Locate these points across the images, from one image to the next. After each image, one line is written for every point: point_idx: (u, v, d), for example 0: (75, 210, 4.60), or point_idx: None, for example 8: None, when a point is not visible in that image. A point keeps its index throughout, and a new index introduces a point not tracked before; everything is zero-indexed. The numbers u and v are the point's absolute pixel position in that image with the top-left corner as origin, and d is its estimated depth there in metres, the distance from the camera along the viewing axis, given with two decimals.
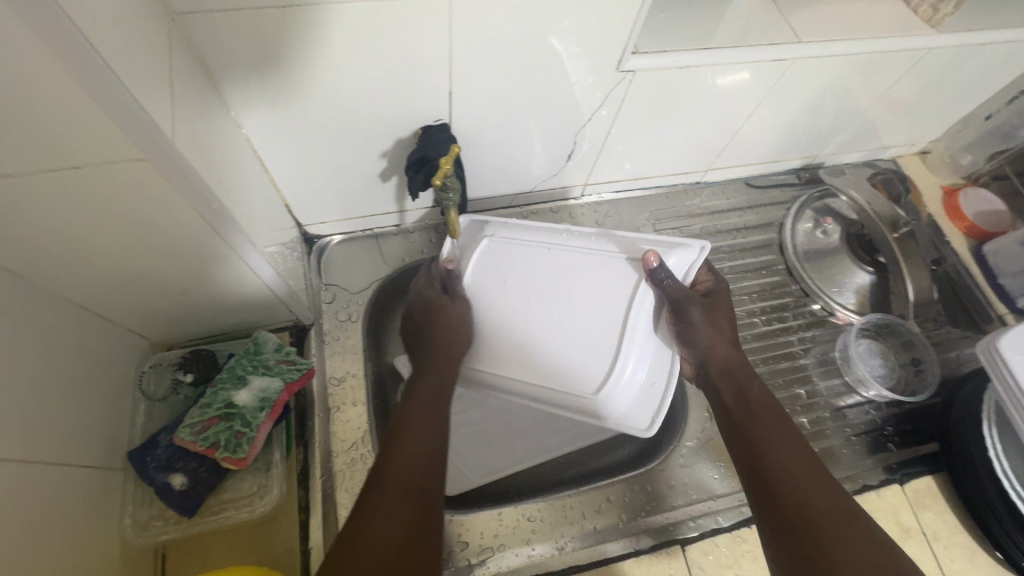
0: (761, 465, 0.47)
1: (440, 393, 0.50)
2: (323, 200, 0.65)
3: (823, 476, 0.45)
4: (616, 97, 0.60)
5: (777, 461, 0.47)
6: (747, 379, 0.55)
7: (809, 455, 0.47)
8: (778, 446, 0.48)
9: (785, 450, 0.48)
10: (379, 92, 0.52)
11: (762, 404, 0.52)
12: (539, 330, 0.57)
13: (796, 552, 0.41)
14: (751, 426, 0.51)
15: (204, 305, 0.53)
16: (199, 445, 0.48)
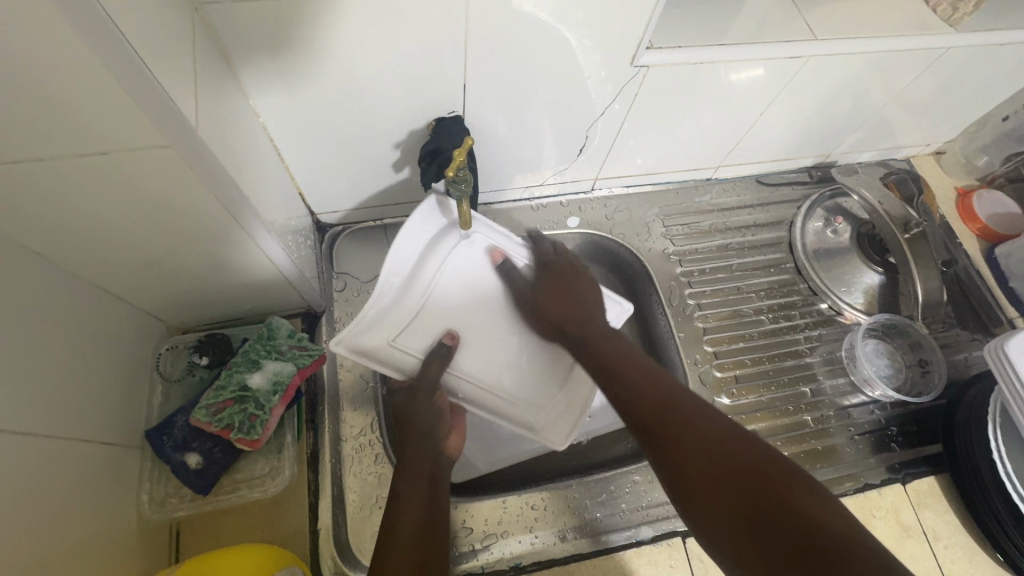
0: (621, 397, 0.50)
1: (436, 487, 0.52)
2: (336, 189, 0.65)
3: (697, 404, 0.46)
4: (628, 92, 0.60)
5: (654, 384, 0.49)
6: (609, 334, 0.58)
7: (648, 380, 0.50)
8: (633, 376, 0.51)
9: (647, 381, 0.50)
10: (394, 83, 0.52)
11: (593, 354, 0.56)
12: (475, 345, 0.64)
13: (670, 466, 0.43)
14: (609, 367, 0.53)
15: (219, 290, 0.54)
16: (214, 426, 0.49)
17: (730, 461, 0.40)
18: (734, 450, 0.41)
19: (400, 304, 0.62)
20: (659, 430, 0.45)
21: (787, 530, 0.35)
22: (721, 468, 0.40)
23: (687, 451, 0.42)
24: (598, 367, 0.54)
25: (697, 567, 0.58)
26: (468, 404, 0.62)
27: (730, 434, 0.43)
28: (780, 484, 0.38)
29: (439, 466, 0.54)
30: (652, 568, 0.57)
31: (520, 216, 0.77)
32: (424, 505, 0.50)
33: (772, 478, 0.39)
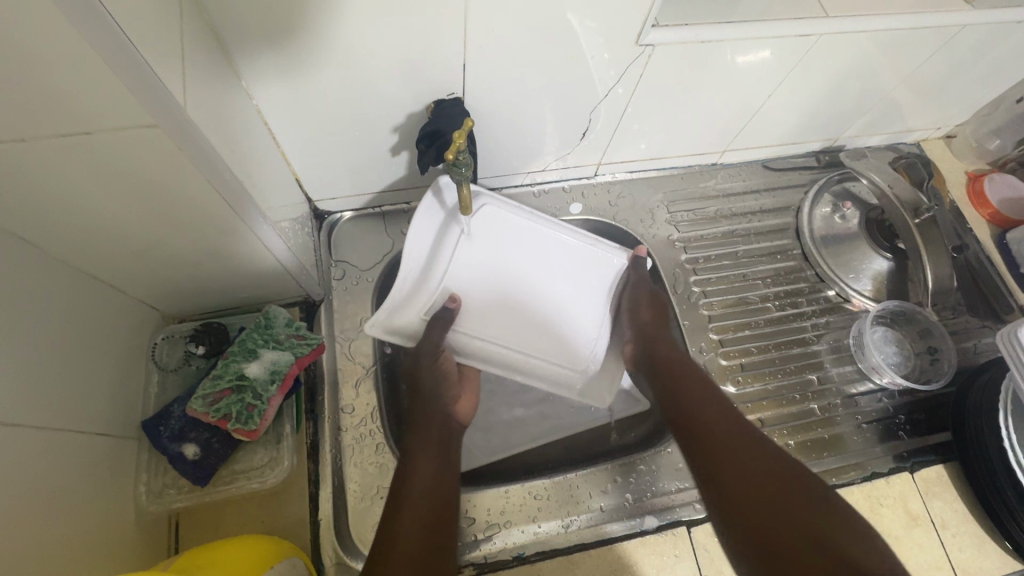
0: (701, 444, 0.52)
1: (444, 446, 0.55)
2: (334, 175, 0.64)
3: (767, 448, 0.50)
4: (634, 73, 0.59)
5: (737, 439, 0.51)
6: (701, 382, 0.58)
7: (731, 432, 0.52)
8: (704, 403, 0.55)
9: (708, 398, 0.56)
10: (391, 64, 0.51)
11: (676, 401, 0.56)
12: (500, 311, 0.63)
13: (739, 520, 0.46)
14: (688, 415, 0.55)
15: (215, 278, 0.53)
16: (211, 417, 0.48)
17: (810, 531, 0.43)
18: (814, 520, 0.44)
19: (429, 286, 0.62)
20: (739, 487, 0.48)
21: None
22: (803, 538, 0.43)
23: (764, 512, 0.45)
24: (678, 418, 0.55)
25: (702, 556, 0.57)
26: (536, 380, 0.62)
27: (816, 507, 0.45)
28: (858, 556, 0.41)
29: (448, 428, 0.57)
30: (656, 558, 0.56)
31: (522, 203, 0.76)
32: (433, 473, 0.52)
33: (838, 529, 0.43)
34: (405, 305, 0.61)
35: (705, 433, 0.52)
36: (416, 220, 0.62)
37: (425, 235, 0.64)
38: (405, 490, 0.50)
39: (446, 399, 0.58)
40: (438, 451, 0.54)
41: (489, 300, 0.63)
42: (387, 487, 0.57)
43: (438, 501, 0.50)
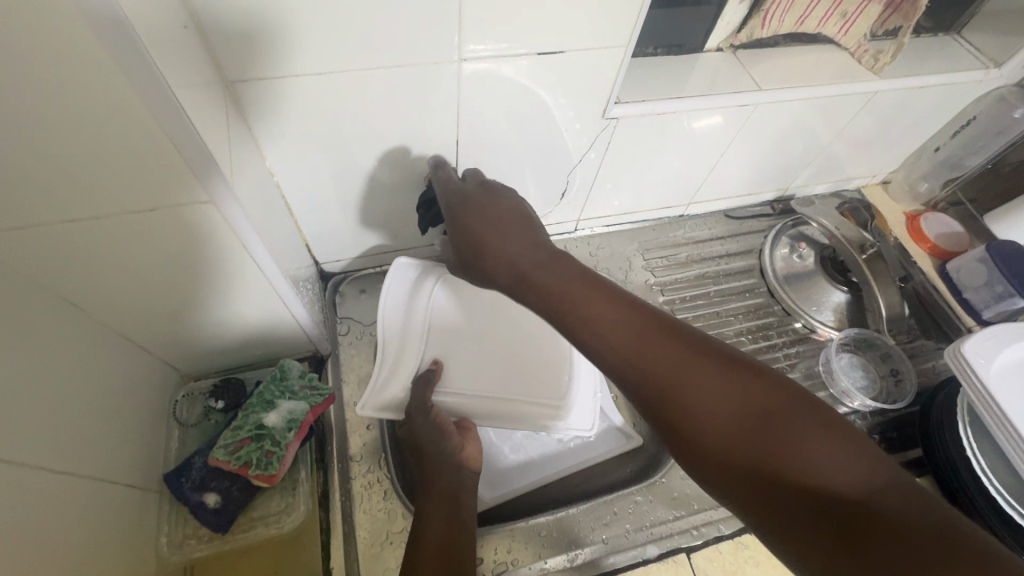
0: (607, 359, 0.41)
1: (456, 499, 0.57)
2: (340, 239, 0.70)
3: (692, 347, 0.39)
4: (602, 141, 0.68)
5: (648, 353, 0.40)
6: (555, 255, 0.46)
7: (671, 357, 0.39)
8: (610, 317, 0.42)
9: (610, 314, 0.42)
10: (394, 141, 0.58)
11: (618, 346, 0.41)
12: (479, 371, 0.69)
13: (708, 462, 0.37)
14: (565, 309, 0.43)
15: (235, 337, 0.57)
16: (233, 464, 0.50)
17: (759, 447, 0.35)
18: (755, 460, 0.35)
19: (404, 356, 0.67)
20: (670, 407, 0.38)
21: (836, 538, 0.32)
22: (753, 464, 0.35)
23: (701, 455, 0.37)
24: (556, 316, 0.43)
25: None
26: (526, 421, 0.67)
27: (782, 424, 0.36)
28: (808, 487, 0.34)
29: (460, 480, 0.59)
30: None
31: None
32: (445, 527, 0.54)
33: (808, 425, 0.35)
34: (392, 380, 0.65)
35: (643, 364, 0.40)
36: (385, 292, 0.69)
37: (394, 303, 0.69)
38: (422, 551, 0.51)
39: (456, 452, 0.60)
40: (450, 517, 0.55)
41: (463, 355, 0.69)
42: (396, 533, 0.59)
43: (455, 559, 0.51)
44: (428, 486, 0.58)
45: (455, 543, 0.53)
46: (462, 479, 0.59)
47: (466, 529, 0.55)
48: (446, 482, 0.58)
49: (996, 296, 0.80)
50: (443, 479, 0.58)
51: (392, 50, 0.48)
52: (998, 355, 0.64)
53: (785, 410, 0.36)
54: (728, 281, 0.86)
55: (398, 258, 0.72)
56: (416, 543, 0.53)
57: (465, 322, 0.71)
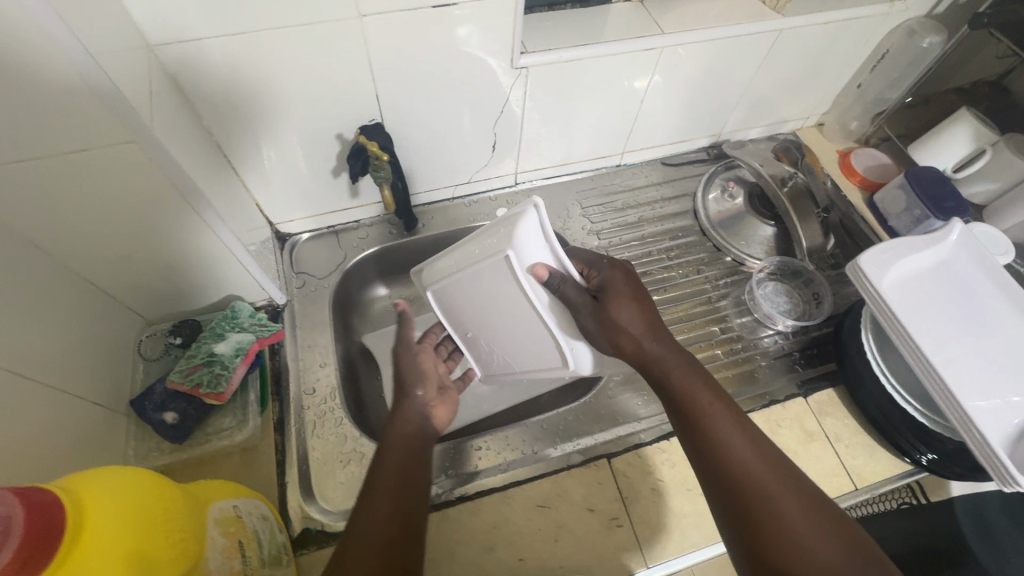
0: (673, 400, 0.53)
1: (417, 440, 0.60)
2: (289, 200, 0.77)
3: (748, 439, 0.49)
4: (518, 91, 0.73)
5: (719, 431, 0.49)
6: (649, 327, 0.56)
7: (744, 451, 0.48)
8: (688, 385, 0.53)
9: (703, 393, 0.52)
10: (318, 98, 0.64)
11: (659, 377, 0.54)
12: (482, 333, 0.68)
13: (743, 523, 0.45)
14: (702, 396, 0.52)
15: (189, 282, 0.64)
16: (186, 385, 0.58)
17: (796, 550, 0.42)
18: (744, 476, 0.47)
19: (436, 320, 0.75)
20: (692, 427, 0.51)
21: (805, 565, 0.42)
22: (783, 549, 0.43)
23: (696, 450, 0.50)
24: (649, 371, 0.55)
25: (622, 482, 0.65)
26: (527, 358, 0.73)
27: (809, 521, 0.44)
28: (782, 512, 0.44)
29: (423, 430, 0.62)
30: (583, 487, 0.64)
31: (455, 212, 0.89)
32: (402, 463, 0.55)
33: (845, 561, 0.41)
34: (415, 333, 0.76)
35: (696, 410, 0.51)
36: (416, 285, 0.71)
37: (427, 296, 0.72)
38: (377, 478, 0.53)
39: (422, 415, 0.64)
40: (411, 455, 0.57)
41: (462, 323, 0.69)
42: (346, 452, 0.67)
43: (410, 493, 0.53)
44: (392, 430, 0.60)
45: (414, 476, 0.55)
46: (424, 430, 0.62)
47: (421, 458, 0.58)
48: (412, 430, 0.60)
49: (914, 220, 0.85)
50: (409, 428, 0.61)
51: (299, 9, 0.54)
52: (890, 268, 0.68)
53: (833, 537, 0.43)
54: (662, 224, 0.91)
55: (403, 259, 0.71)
56: (376, 470, 0.54)
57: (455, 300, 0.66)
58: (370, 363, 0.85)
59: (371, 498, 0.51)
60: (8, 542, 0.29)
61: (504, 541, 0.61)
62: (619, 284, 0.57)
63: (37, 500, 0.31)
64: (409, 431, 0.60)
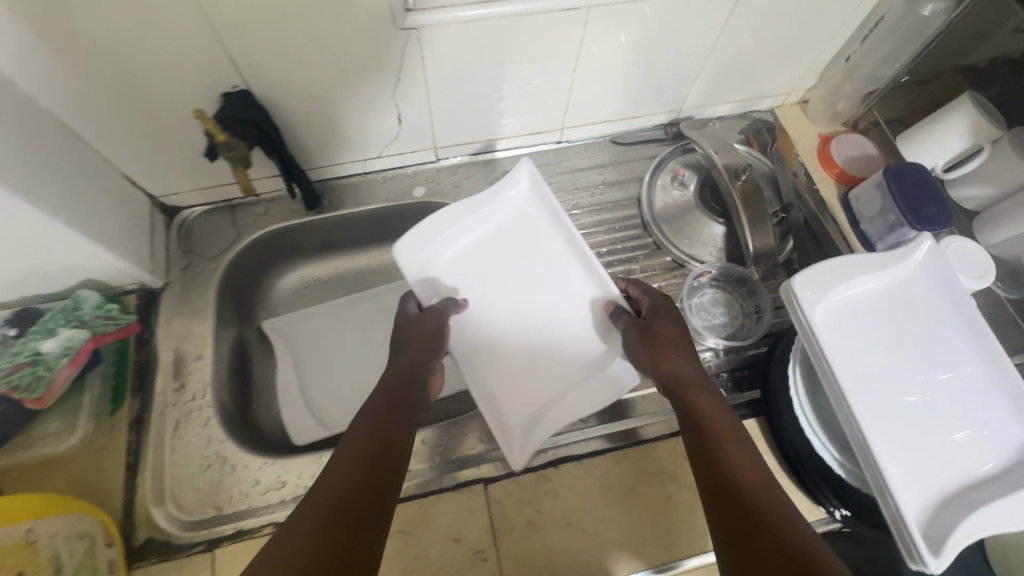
0: (685, 409, 0.52)
1: (403, 400, 0.53)
2: (167, 172, 0.69)
3: (754, 457, 0.47)
4: (414, 55, 0.62)
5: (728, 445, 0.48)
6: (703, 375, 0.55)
7: (750, 467, 0.46)
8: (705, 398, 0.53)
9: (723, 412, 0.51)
10: (162, 61, 0.55)
11: (681, 402, 0.53)
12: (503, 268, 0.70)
13: (738, 538, 0.41)
14: (707, 413, 0.51)
15: (27, 269, 0.58)
16: (2, 387, 0.53)
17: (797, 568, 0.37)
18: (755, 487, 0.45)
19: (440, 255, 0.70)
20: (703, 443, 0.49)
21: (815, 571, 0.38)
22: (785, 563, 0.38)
23: (699, 458, 0.48)
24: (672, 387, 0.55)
25: (495, 512, 0.59)
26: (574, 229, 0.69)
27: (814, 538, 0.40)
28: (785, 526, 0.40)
29: (415, 394, 0.55)
30: (452, 514, 0.59)
31: (367, 190, 0.80)
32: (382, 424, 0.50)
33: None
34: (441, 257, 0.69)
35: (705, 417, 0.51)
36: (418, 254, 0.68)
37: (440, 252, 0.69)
38: (352, 435, 0.49)
39: (425, 382, 0.57)
40: (392, 417, 0.51)
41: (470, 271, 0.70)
42: (207, 456, 0.63)
43: (381, 458, 0.47)
44: (376, 387, 0.55)
45: (389, 441, 0.49)
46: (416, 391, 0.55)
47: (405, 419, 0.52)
48: (406, 391, 0.54)
49: (888, 228, 0.73)
50: (393, 379, 0.55)
51: None
52: (830, 291, 0.58)
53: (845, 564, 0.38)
54: (600, 214, 0.81)
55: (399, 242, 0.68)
56: (358, 422, 0.50)
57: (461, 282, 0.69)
58: (267, 351, 0.79)
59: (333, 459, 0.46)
60: None
61: None
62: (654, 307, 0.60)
63: None
64: (405, 393, 0.54)
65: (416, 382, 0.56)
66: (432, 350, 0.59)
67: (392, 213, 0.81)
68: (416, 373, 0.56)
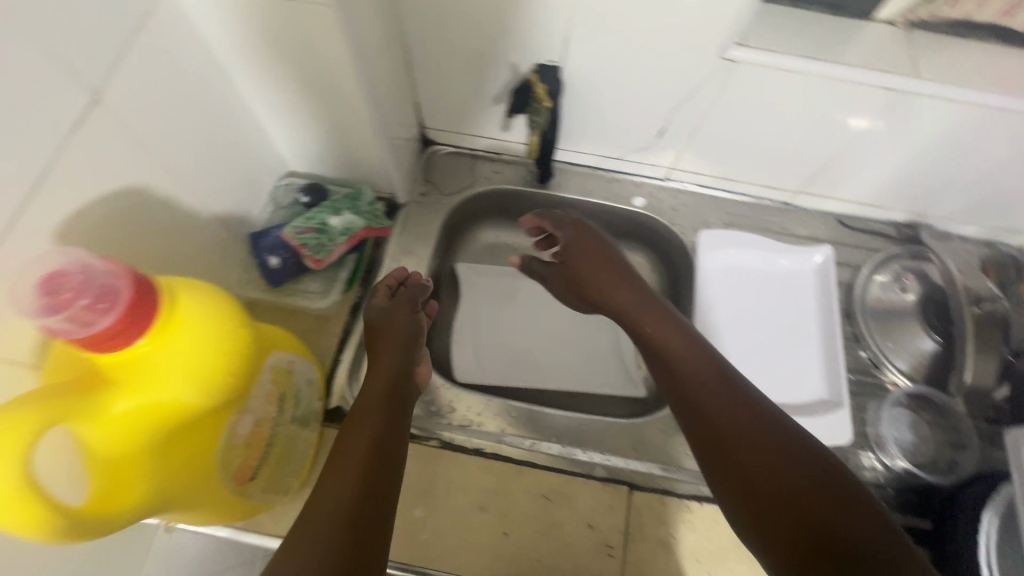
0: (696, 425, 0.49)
1: (396, 392, 0.53)
2: (446, 110, 0.78)
3: (780, 459, 0.44)
4: (716, 85, 0.65)
5: (761, 466, 0.44)
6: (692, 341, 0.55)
7: (785, 479, 0.43)
8: (711, 403, 0.49)
9: (722, 403, 0.49)
10: (510, 25, 0.62)
11: (691, 413, 0.50)
12: (756, 300, 0.77)
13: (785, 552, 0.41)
14: (717, 433, 0.48)
15: (333, 155, 0.68)
16: (296, 241, 0.63)
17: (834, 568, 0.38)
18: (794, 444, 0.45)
19: (719, 260, 0.79)
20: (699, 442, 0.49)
21: (857, 519, 0.40)
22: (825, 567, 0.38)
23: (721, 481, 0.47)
24: (670, 377, 0.54)
25: (633, 518, 0.61)
26: (835, 286, 0.76)
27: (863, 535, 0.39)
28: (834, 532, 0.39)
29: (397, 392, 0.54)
30: (594, 501, 0.62)
31: (592, 183, 0.85)
32: (382, 416, 0.50)
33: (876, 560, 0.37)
34: (713, 267, 0.78)
35: (721, 437, 0.47)
36: (705, 249, 0.79)
37: (717, 257, 0.79)
38: (354, 427, 0.48)
39: (411, 351, 0.59)
40: (388, 419, 0.50)
41: (734, 287, 0.78)
42: None
43: (381, 466, 0.46)
44: (375, 362, 0.57)
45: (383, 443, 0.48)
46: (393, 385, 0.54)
47: (398, 421, 0.51)
48: (384, 387, 0.53)
49: None
50: (389, 358, 0.57)
51: None
52: None
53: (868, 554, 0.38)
54: (813, 282, 0.78)
55: (700, 234, 0.79)
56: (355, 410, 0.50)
57: (725, 295, 0.78)
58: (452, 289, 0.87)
59: (336, 456, 0.45)
60: (118, 307, 0.34)
61: (496, 509, 0.61)
62: (574, 236, 0.68)
63: (139, 276, 0.36)
64: (381, 394, 0.52)
65: (404, 368, 0.57)
66: (405, 326, 0.60)
67: (605, 211, 0.85)
68: (393, 334, 0.59)
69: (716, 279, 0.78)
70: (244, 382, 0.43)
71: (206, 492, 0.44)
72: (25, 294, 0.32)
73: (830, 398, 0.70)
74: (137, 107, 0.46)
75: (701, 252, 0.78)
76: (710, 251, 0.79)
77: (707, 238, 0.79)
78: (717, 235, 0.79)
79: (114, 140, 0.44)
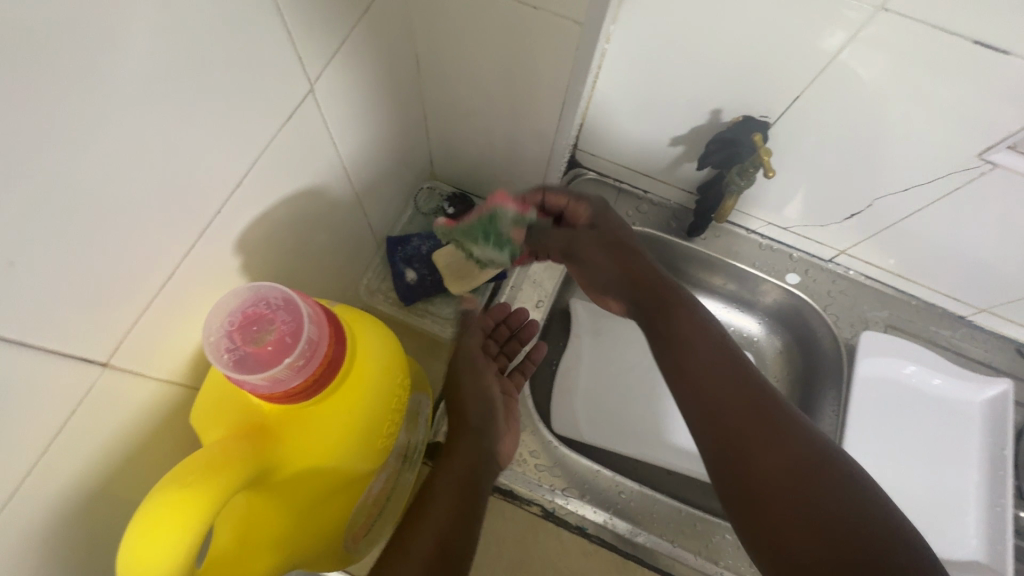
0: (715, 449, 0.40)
1: (472, 483, 0.45)
2: (610, 136, 0.71)
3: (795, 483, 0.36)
4: (952, 182, 0.56)
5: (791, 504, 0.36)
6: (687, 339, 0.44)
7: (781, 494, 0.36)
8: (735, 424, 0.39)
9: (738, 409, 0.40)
10: (729, 66, 0.55)
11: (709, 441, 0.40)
12: (914, 424, 0.67)
13: None
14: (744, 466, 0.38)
15: (491, 168, 0.62)
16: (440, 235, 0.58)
17: None
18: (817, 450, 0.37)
19: (879, 371, 0.69)
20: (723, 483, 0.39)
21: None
22: None
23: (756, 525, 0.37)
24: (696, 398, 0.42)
25: None
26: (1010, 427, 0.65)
27: None
28: None
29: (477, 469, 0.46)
30: None
31: (743, 246, 0.76)
32: (453, 511, 0.42)
33: None
34: (871, 378, 0.68)
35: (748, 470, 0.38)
36: (866, 357, 0.68)
37: (878, 367, 0.69)
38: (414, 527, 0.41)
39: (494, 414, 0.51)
40: (461, 512, 0.43)
41: (891, 405, 0.68)
42: None
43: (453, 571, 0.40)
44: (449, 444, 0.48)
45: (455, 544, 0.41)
46: (470, 467, 0.46)
47: (476, 510, 0.44)
48: (466, 461, 0.46)
49: None
50: (468, 442, 0.47)
51: None
52: None
53: None
54: (983, 414, 0.67)
55: (862, 335, 0.69)
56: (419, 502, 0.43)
57: (880, 412, 0.68)
58: None
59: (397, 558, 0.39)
60: (307, 366, 0.30)
61: None
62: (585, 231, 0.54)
63: (334, 327, 0.33)
64: (462, 467, 0.45)
65: (480, 444, 0.48)
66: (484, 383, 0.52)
67: (749, 279, 0.76)
68: (464, 404, 0.51)
69: (873, 394, 0.68)
70: (393, 442, 0.39)
71: (331, 555, 0.40)
72: (230, 301, 0.31)
73: (986, 563, 0.61)
74: (328, 97, 0.41)
75: (861, 359, 0.68)
76: (872, 359, 0.69)
77: (869, 343, 0.69)
78: (881, 341, 0.69)
79: (301, 132, 0.39)
